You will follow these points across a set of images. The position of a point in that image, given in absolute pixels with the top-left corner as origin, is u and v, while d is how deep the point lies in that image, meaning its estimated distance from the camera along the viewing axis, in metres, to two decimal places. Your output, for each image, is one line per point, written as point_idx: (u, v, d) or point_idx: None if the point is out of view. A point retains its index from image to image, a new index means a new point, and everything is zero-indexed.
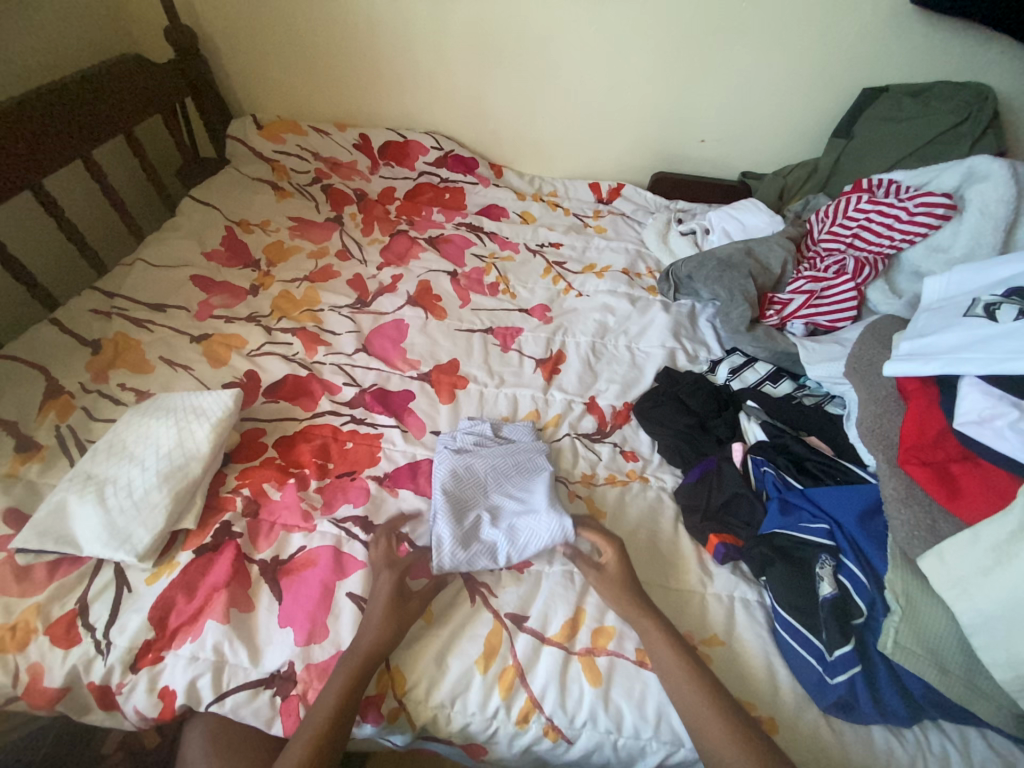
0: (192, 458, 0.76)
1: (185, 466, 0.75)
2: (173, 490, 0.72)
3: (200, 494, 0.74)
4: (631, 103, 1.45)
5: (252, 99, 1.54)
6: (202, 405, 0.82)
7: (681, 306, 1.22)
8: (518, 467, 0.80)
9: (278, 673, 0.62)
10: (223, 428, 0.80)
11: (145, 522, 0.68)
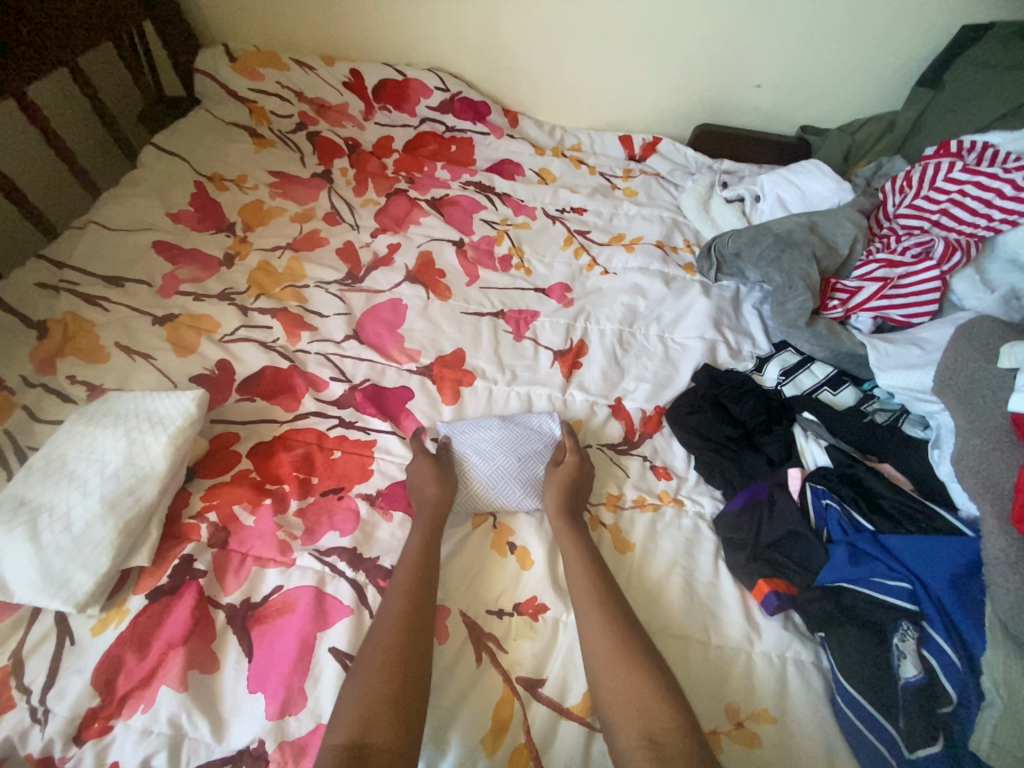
0: (146, 477, 0.63)
1: (137, 487, 0.62)
2: (122, 521, 0.60)
3: (156, 524, 0.62)
4: (675, 37, 1.20)
5: (223, 25, 1.30)
6: (158, 408, 0.68)
7: (723, 290, 1.05)
8: None
9: (247, 751, 0.51)
10: (183, 440, 0.66)
11: (87, 562, 0.57)
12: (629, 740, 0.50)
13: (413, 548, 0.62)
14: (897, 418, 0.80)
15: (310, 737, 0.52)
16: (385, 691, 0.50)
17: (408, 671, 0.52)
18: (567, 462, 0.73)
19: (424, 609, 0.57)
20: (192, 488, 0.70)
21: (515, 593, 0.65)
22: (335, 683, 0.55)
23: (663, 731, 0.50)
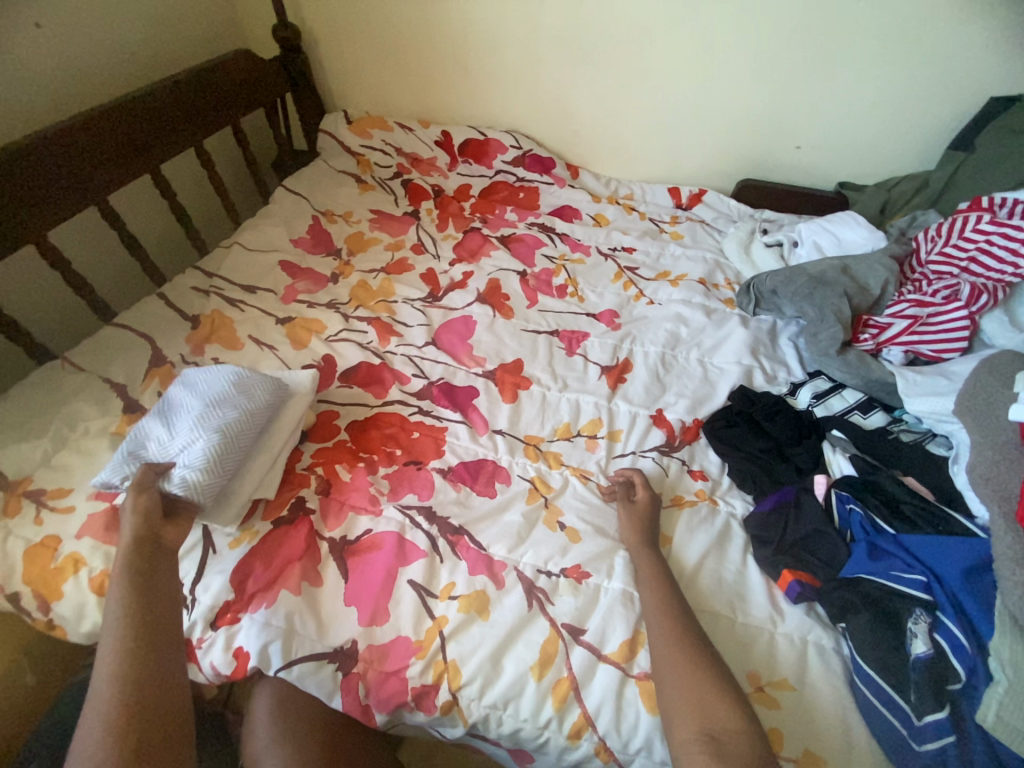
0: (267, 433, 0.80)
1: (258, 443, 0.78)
2: (257, 455, 0.78)
3: (279, 463, 0.79)
4: (722, 106, 1.39)
5: (344, 96, 1.61)
6: (210, 411, 0.76)
7: (761, 322, 1.16)
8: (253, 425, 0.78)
9: (342, 649, 0.65)
10: (303, 402, 0.86)
11: (233, 482, 0.75)
12: (687, 734, 0.56)
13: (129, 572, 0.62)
14: (922, 440, 0.87)
15: (392, 646, 0.65)
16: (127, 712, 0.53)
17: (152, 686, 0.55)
18: (641, 498, 0.81)
19: (154, 629, 0.58)
20: (303, 450, 0.86)
21: (561, 559, 0.75)
22: (413, 606, 0.67)
23: (722, 727, 0.56)
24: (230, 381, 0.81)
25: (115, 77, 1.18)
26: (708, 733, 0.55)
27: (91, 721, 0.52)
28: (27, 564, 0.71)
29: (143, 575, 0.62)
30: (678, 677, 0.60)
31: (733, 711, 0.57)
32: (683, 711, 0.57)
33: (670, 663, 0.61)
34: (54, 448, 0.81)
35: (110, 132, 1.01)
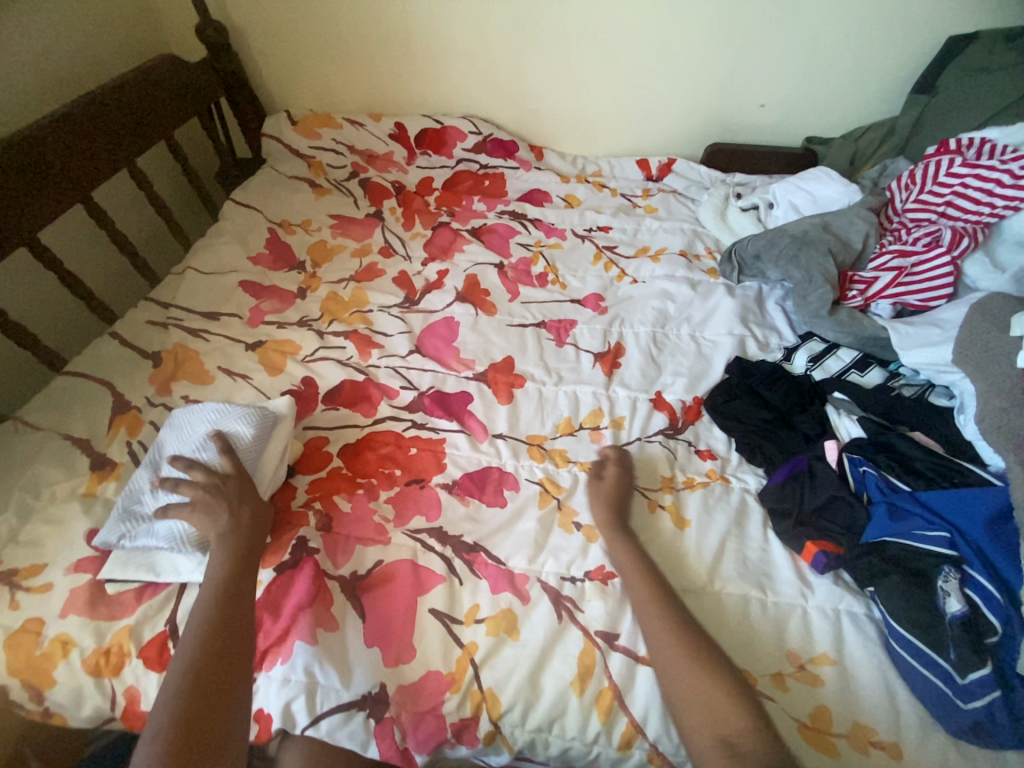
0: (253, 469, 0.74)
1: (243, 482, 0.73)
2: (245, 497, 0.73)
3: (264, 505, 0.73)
4: (684, 69, 1.34)
5: (285, 95, 1.50)
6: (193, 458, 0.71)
7: (747, 290, 1.15)
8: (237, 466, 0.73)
9: (370, 694, 0.61)
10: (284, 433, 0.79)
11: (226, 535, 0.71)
12: (702, 740, 0.54)
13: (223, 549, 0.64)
14: (923, 392, 0.87)
15: (423, 683, 0.62)
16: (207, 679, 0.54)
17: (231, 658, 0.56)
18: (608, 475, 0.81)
19: (243, 605, 0.60)
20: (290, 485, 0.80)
21: (583, 562, 0.72)
22: (440, 636, 0.64)
23: (735, 730, 0.54)
24: (213, 421, 0.76)
25: (25, 100, 1.06)
26: (724, 739, 0.54)
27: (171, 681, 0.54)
28: (9, 654, 0.65)
29: (241, 551, 0.65)
30: (679, 678, 0.58)
31: (740, 710, 0.55)
32: (693, 717, 0.56)
33: (672, 664, 0.59)
34: (20, 521, 0.73)
35: (28, 164, 0.91)
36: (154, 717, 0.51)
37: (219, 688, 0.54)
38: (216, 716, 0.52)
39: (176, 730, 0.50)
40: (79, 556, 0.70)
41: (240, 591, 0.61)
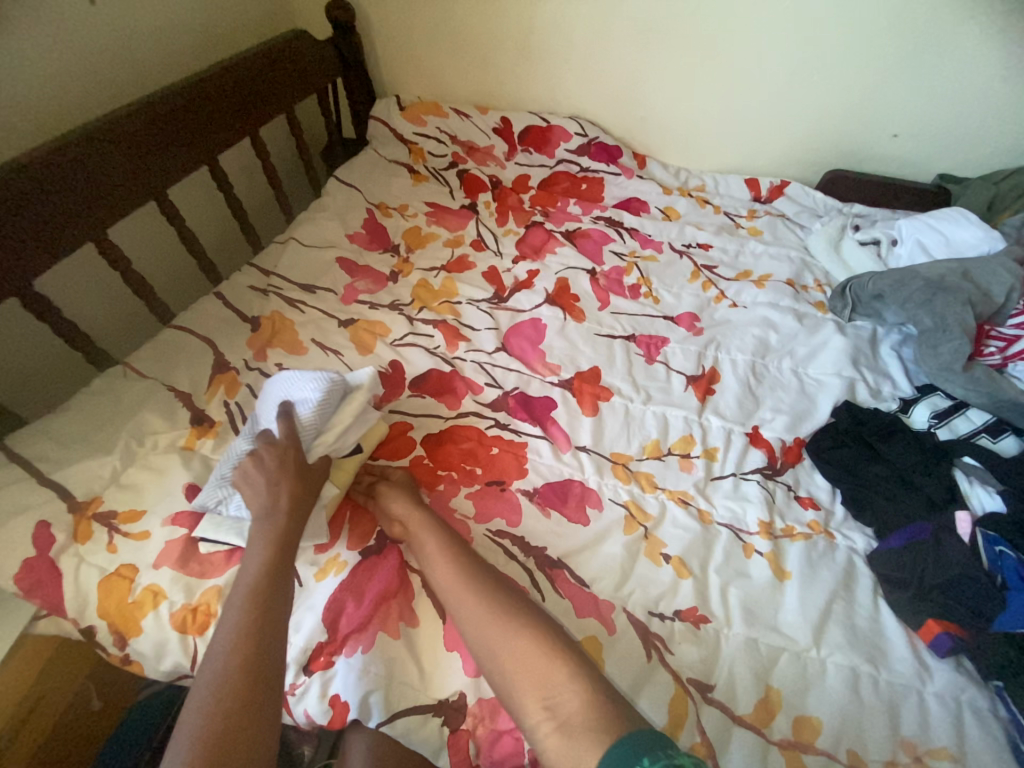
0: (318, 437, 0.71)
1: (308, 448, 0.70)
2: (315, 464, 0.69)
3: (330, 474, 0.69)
4: (814, 88, 1.26)
5: (396, 80, 1.52)
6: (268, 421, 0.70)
7: (859, 330, 1.06)
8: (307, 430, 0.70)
9: (449, 701, 0.59)
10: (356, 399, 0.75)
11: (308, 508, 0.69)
12: (530, 707, 0.49)
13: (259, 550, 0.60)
14: None
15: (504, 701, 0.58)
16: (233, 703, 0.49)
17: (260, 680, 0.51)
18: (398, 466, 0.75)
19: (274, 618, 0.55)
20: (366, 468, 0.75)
21: (674, 599, 0.69)
22: None
23: (560, 689, 0.49)
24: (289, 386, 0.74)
25: (168, 61, 1.10)
26: (548, 702, 0.48)
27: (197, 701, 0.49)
28: (102, 596, 0.67)
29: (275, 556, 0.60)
30: (494, 648, 0.54)
31: (572, 684, 0.49)
32: (525, 678, 0.50)
33: (490, 636, 0.54)
34: (122, 465, 0.76)
35: (166, 123, 0.94)
36: (182, 739, 0.47)
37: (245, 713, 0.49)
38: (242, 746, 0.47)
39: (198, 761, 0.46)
40: (176, 509, 0.72)
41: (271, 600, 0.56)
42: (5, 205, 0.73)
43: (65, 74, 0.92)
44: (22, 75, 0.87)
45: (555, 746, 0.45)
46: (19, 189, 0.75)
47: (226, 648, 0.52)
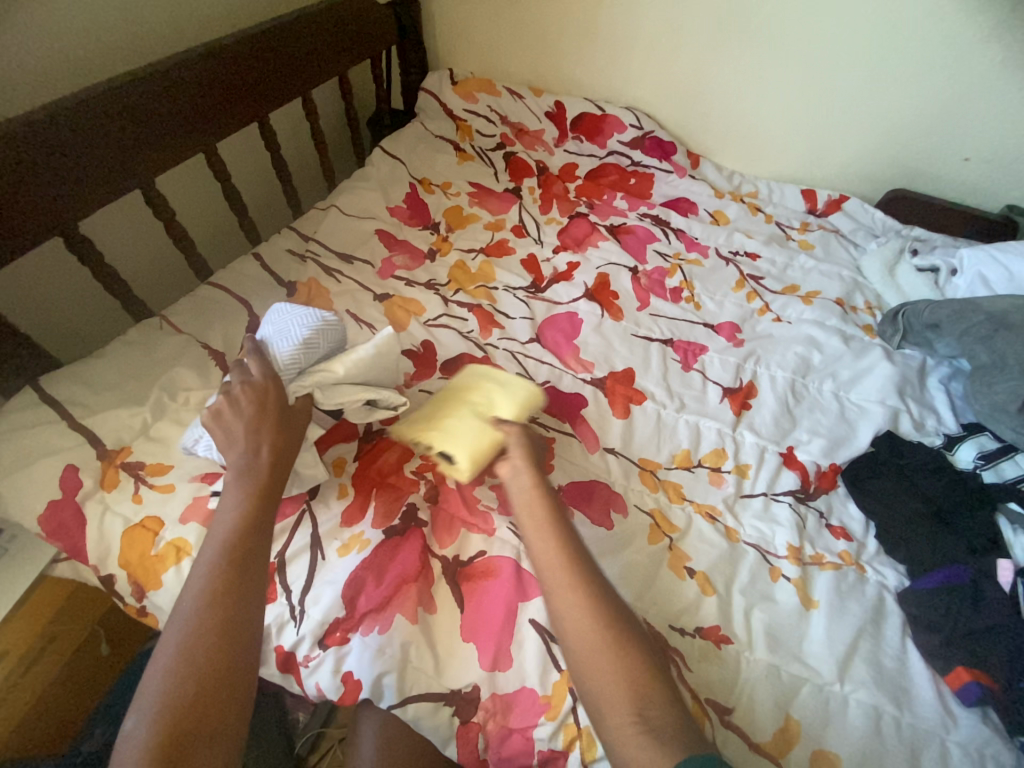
0: (301, 375, 0.70)
1: (291, 385, 0.69)
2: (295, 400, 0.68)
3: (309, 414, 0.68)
4: (890, 100, 1.20)
5: (451, 53, 1.48)
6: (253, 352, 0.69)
7: (907, 358, 1.02)
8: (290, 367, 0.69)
9: (461, 692, 0.59)
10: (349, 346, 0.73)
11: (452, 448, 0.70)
12: (620, 719, 0.49)
13: (236, 496, 0.59)
14: None
15: (516, 698, 0.59)
16: (210, 648, 0.50)
17: (236, 627, 0.51)
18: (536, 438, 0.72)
19: (251, 565, 0.55)
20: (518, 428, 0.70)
21: (696, 615, 0.67)
22: (538, 653, 0.60)
23: (655, 709, 0.49)
24: (280, 321, 0.73)
25: (226, 11, 1.08)
26: (641, 718, 0.48)
27: (172, 644, 0.50)
28: (124, 546, 0.67)
29: (251, 503, 0.58)
30: (586, 654, 0.52)
31: (666, 705, 0.49)
32: (614, 692, 0.50)
33: (586, 639, 0.52)
34: (153, 417, 0.75)
35: (221, 74, 0.92)
36: (159, 681, 0.48)
37: (222, 660, 0.49)
38: (219, 688, 0.48)
39: (179, 702, 0.47)
40: (204, 468, 0.71)
41: (248, 547, 0.56)
42: (48, 148, 0.71)
43: (128, 16, 0.91)
44: (81, 10, 0.84)
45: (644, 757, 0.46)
46: (63, 133, 0.72)
47: (201, 594, 0.52)
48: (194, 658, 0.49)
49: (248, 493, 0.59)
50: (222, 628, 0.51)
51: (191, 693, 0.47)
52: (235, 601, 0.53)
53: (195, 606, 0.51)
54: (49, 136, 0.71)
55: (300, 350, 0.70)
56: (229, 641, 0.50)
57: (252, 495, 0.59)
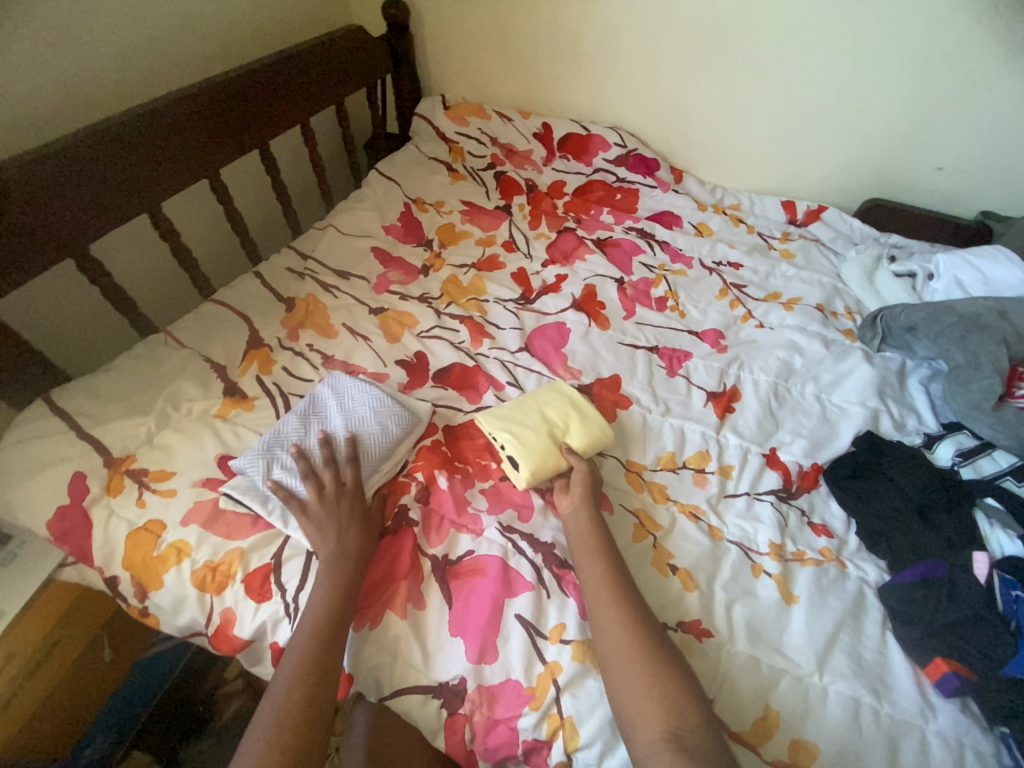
0: (380, 467, 0.76)
1: (370, 475, 0.75)
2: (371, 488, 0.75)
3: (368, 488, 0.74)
4: (862, 114, 1.25)
5: (443, 80, 1.56)
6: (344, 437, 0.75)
7: (887, 360, 1.05)
8: (372, 462, 0.75)
9: (448, 685, 0.61)
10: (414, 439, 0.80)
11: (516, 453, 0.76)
12: (652, 735, 0.53)
13: (337, 547, 0.65)
14: None
15: (502, 689, 0.61)
16: (307, 680, 0.58)
17: (326, 663, 0.59)
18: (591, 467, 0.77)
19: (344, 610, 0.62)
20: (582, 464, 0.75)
21: (678, 610, 0.70)
22: (522, 647, 0.62)
23: (686, 725, 0.53)
24: (369, 407, 0.79)
25: (231, 46, 1.15)
26: (672, 734, 0.52)
27: (282, 674, 0.59)
28: (128, 548, 0.70)
29: (347, 554, 0.65)
30: (628, 677, 0.56)
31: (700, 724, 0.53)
32: (648, 710, 0.54)
33: (628, 661, 0.57)
34: (157, 427, 0.79)
35: (224, 105, 0.98)
36: (270, 703, 0.57)
37: (318, 691, 0.58)
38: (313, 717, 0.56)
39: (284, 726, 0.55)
40: (206, 473, 0.75)
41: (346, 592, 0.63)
42: (46, 180, 0.75)
43: (139, 54, 0.98)
44: (97, 50, 0.91)
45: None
46: (59, 165, 0.76)
47: (304, 633, 0.60)
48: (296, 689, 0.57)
49: (345, 544, 0.65)
50: (315, 663, 0.59)
51: (297, 721, 0.56)
52: (327, 642, 0.60)
53: (299, 642, 0.60)
54: (60, 166, 0.76)
55: (381, 444, 0.76)
56: (322, 676, 0.58)
57: (347, 545, 0.65)
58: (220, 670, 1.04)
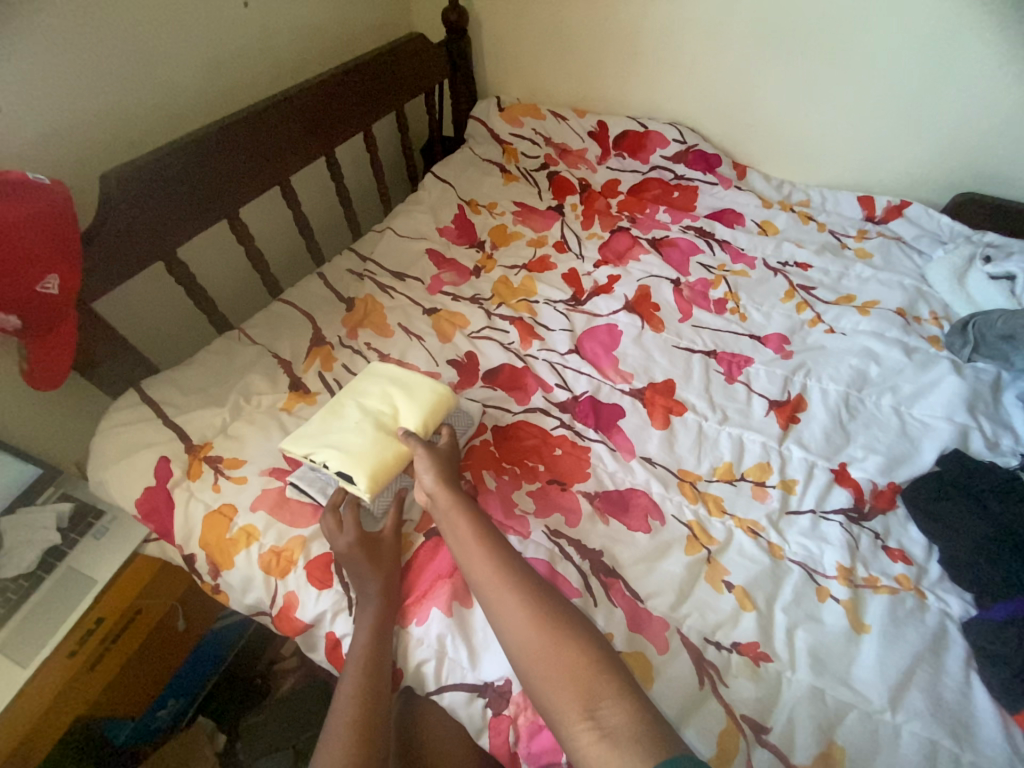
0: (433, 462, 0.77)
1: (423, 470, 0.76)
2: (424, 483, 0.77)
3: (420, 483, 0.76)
4: (958, 98, 1.13)
5: (499, 82, 1.57)
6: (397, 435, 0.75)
7: (980, 372, 0.95)
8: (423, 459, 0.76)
9: (493, 685, 0.62)
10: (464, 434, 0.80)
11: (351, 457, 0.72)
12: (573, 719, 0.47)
13: (385, 551, 0.69)
14: None
15: None
16: (368, 681, 0.61)
17: (383, 664, 0.63)
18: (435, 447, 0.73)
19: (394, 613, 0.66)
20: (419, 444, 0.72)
21: (733, 630, 0.66)
22: None
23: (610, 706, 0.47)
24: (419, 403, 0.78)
25: (302, 58, 1.21)
26: (591, 711, 0.47)
27: (347, 677, 0.61)
28: (204, 529, 0.76)
29: (394, 558, 0.69)
30: (539, 658, 0.52)
31: (620, 701, 0.48)
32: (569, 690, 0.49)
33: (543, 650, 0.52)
34: (230, 418, 0.85)
35: (293, 117, 1.03)
36: (339, 706, 0.60)
37: (381, 691, 0.61)
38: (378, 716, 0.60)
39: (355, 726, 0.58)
40: (273, 463, 0.80)
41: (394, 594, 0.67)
42: (138, 193, 0.82)
43: (222, 70, 1.05)
44: (186, 68, 0.99)
45: (599, 759, 0.44)
46: (149, 180, 0.83)
47: (362, 636, 0.64)
48: (361, 690, 0.61)
49: (392, 550, 0.69)
50: (373, 664, 0.62)
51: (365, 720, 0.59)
52: (383, 643, 0.64)
53: (359, 646, 0.63)
54: (150, 180, 0.83)
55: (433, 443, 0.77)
56: (380, 678, 0.62)
57: (392, 550, 0.69)
58: (276, 646, 1.07)
